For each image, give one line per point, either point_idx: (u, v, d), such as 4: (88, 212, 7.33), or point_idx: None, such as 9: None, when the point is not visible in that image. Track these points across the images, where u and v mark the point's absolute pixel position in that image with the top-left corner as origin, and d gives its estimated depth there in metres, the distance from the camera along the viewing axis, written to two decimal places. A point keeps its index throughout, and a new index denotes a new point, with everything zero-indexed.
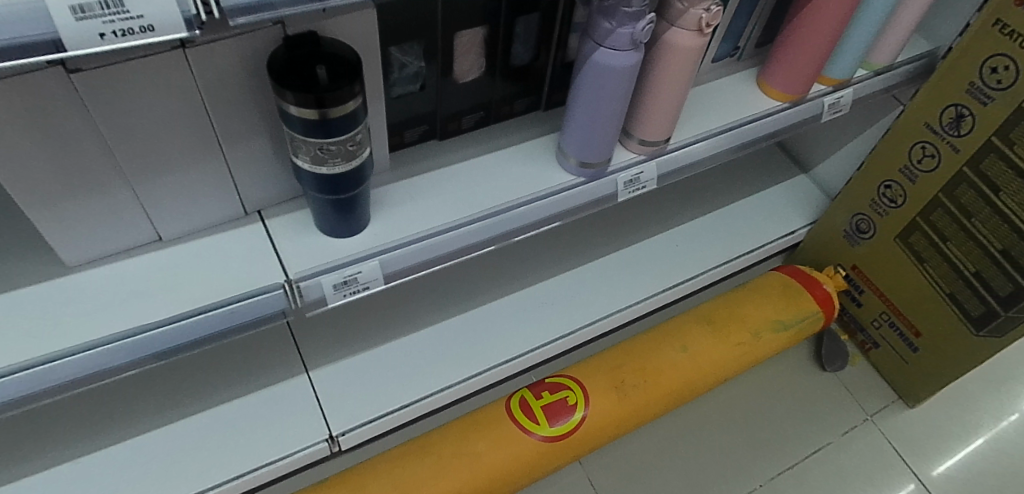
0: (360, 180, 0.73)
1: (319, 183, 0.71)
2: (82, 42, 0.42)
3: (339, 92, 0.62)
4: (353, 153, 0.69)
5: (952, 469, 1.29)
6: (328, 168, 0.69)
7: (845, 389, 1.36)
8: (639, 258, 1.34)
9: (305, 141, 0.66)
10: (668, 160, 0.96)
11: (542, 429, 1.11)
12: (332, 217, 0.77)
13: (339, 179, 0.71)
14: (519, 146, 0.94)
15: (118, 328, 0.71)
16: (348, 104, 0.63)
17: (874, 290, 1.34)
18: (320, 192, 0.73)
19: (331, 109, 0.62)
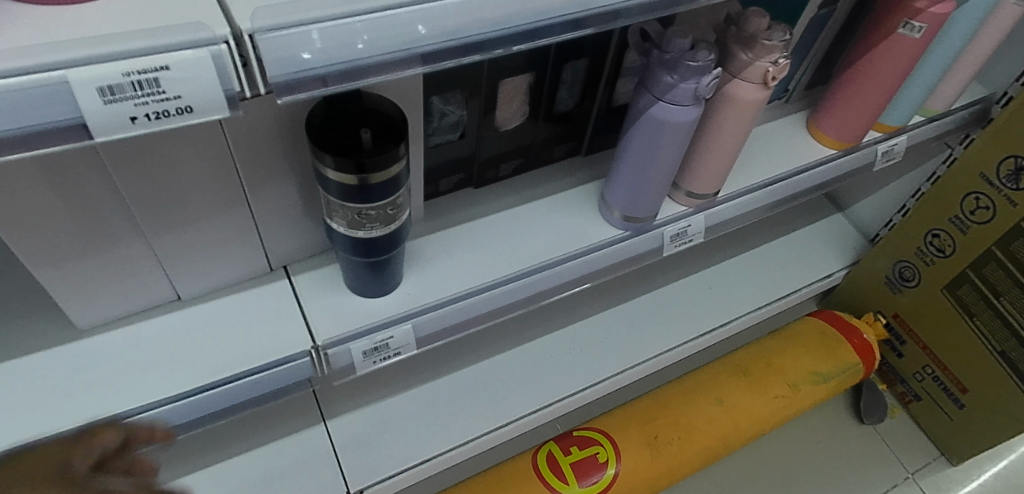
0: (398, 241, 0.68)
1: (353, 246, 0.66)
2: (111, 128, 0.37)
3: (383, 155, 0.56)
4: (393, 216, 0.64)
5: None
6: (364, 232, 0.64)
7: (884, 444, 1.31)
8: (671, 302, 1.28)
9: (342, 205, 0.60)
10: (717, 212, 0.90)
11: (570, 488, 1.05)
12: (365, 279, 0.72)
13: (376, 242, 0.65)
14: (559, 195, 0.88)
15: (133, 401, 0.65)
16: (391, 168, 0.57)
17: (917, 341, 1.28)
18: (354, 254, 0.67)
19: (372, 174, 0.57)
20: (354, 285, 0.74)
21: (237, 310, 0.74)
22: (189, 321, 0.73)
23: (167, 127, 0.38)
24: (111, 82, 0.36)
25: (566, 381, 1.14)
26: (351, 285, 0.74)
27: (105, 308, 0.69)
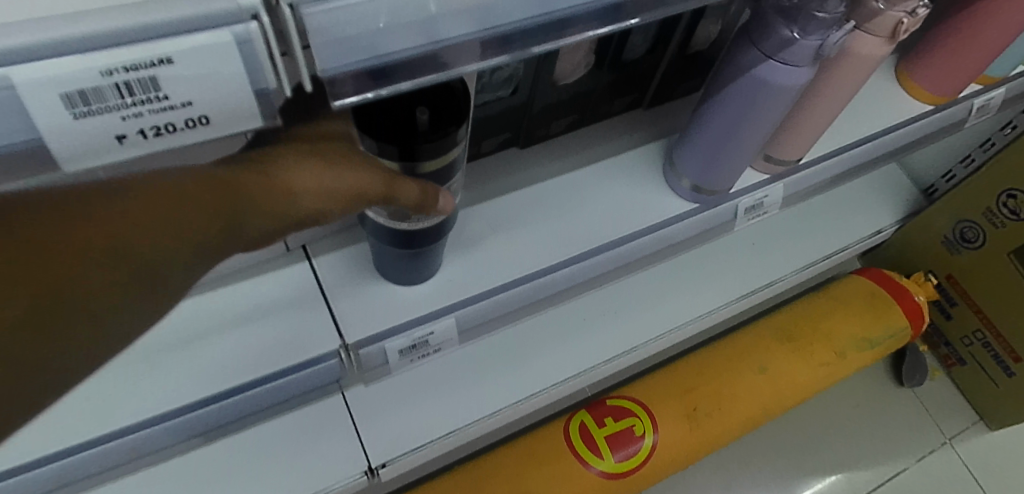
0: (444, 230, 0.56)
1: (393, 237, 0.54)
2: (95, 149, 0.28)
3: (444, 139, 0.44)
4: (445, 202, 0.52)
5: None
6: (410, 223, 0.52)
7: (923, 409, 1.25)
8: (718, 256, 1.16)
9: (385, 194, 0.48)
10: (796, 181, 0.78)
11: (602, 462, 0.98)
12: (402, 269, 0.61)
13: (422, 233, 0.54)
14: (618, 158, 0.76)
15: (148, 413, 0.57)
16: (449, 151, 0.46)
17: (970, 305, 1.20)
18: (393, 244, 0.56)
19: (427, 162, 0.45)
20: (386, 273, 0.63)
21: (255, 300, 0.64)
22: (199, 315, 0.62)
23: (171, 145, 0.30)
24: (86, 87, 0.26)
25: (605, 345, 1.02)
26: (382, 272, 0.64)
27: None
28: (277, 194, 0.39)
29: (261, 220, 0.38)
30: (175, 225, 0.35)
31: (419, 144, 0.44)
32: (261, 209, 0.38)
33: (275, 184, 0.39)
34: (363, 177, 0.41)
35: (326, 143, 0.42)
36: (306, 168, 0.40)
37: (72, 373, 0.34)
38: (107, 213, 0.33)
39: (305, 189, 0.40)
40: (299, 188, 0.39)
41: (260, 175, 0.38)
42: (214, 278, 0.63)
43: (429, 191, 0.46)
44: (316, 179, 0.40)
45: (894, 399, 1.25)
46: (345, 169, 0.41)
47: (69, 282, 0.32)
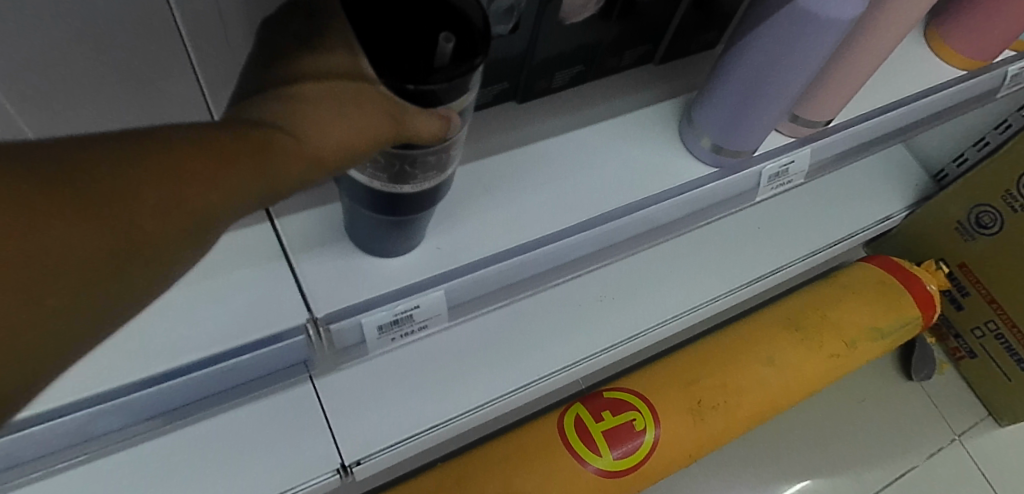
0: (439, 194, 0.47)
1: (376, 195, 0.44)
2: None
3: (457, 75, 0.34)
4: (450, 154, 0.42)
5: None
6: (410, 185, 0.43)
7: (932, 403, 1.18)
8: (721, 240, 1.08)
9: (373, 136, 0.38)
10: (824, 146, 0.70)
11: (599, 459, 0.89)
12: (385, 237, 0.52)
13: (415, 195, 0.44)
14: (628, 117, 0.67)
15: (78, 394, 0.48)
16: (459, 95, 0.36)
17: (983, 294, 1.13)
18: (377, 208, 0.46)
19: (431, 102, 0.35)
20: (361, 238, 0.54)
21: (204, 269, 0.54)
22: None
23: None
24: None
25: (602, 333, 0.93)
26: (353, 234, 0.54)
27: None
28: (298, 154, 0.34)
29: (288, 183, 0.34)
30: (208, 192, 0.31)
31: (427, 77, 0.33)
32: (286, 170, 0.33)
33: (294, 144, 0.34)
34: (370, 121, 0.34)
35: (333, 87, 0.34)
36: (319, 123, 0.34)
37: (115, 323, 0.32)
38: (137, 175, 0.30)
39: (321, 147, 0.34)
40: (317, 144, 0.34)
41: (278, 131, 0.33)
42: None
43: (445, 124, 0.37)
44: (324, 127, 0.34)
45: (902, 394, 1.18)
46: (363, 114, 0.34)
47: (118, 241, 0.29)
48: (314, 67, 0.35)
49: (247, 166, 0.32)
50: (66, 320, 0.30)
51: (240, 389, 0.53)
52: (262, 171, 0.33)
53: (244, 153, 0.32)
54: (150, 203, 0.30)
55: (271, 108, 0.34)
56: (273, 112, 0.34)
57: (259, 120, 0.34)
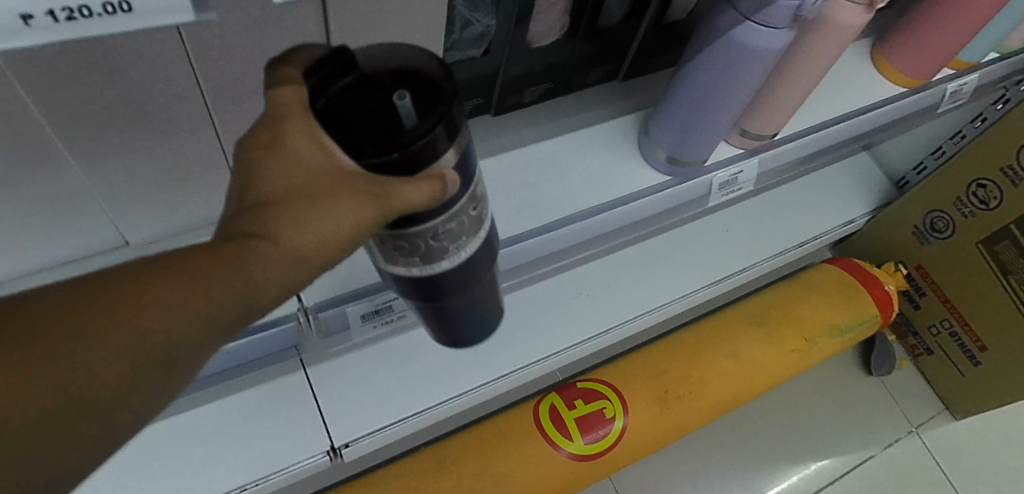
0: (482, 264, 0.50)
1: (427, 288, 0.48)
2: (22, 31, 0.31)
3: (429, 125, 0.34)
4: (474, 225, 0.45)
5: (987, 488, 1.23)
6: (449, 260, 0.45)
7: (890, 396, 1.26)
8: (690, 241, 1.15)
9: (394, 238, 0.41)
10: (771, 157, 0.77)
11: (572, 444, 0.96)
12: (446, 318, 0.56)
13: (461, 273, 0.47)
14: (592, 130, 0.75)
15: None
16: (439, 152, 0.35)
17: (938, 295, 1.20)
18: (431, 294, 0.48)
19: (419, 165, 0.35)
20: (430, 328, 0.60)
21: None
22: None
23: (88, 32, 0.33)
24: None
25: (575, 327, 1.00)
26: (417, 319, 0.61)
27: (30, 258, 0.55)
28: (282, 261, 0.32)
29: (283, 292, 0.33)
30: (176, 311, 0.31)
31: (403, 140, 0.34)
32: (278, 279, 0.32)
33: (275, 251, 0.32)
34: (353, 206, 0.33)
35: (308, 182, 0.33)
36: (298, 226, 0.32)
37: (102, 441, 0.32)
38: (124, 305, 0.30)
39: (309, 248, 0.33)
40: (302, 248, 0.32)
41: (256, 243, 0.32)
42: (164, 236, 0.61)
43: (434, 183, 0.35)
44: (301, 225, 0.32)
45: (863, 388, 1.25)
46: (344, 205, 0.33)
47: (129, 367, 0.31)
48: (280, 164, 0.33)
49: (232, 285, 0.31)
50: (73, 440, 0.31)
51: (240, 367, 0.61)
52: (249, 284, 0.32)
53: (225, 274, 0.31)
54: (145, 329, 0.30)
55: (242, 219, 0.33)
56: (246, 224, 0.32)
57: (229, 235, 0.32)
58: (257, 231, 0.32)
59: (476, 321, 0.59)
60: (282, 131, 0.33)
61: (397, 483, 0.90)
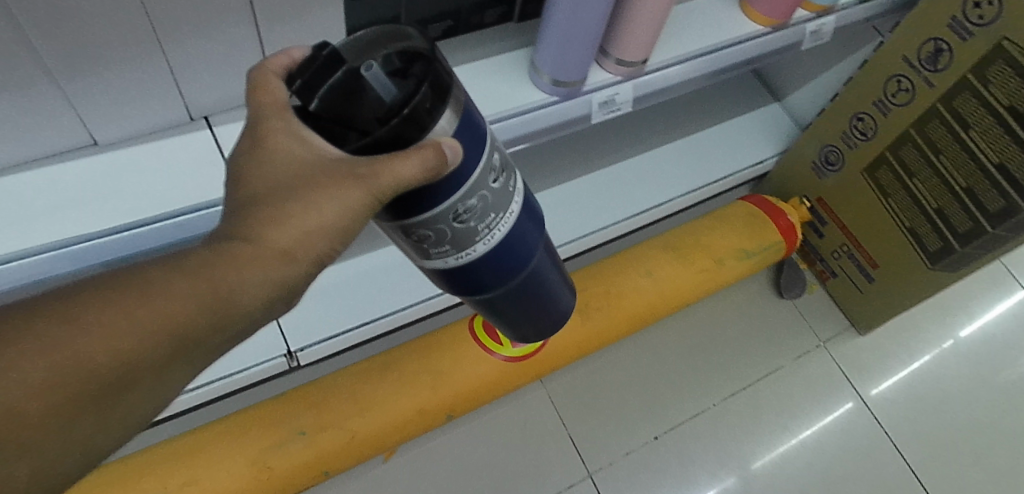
0: (510, 241, 0.62)
1: (468, 268, 0.61)
2: None
3: (414, 93, 0.45)
4: (495, 205, 0.58)
5: (894, 391, 1.36)
6: (476, 240, 0.58)
7: (799, 314, 1.40)
8: (609, 180, 1.30)
9: (424, 229, 0.55)
10: (644, 82, 0.93)
11: (505, 349, 1.10)
12: (498, 299, 0.69)
13: (490, 250, 0.60)
14: (489, 59, 0.89)
15: (57, 237, 0.66)
16: (428, 113, 0.46)
17: (836, 222, 1.35)
18: (473, 273, 0.62)
19: (411, 128, 0.46)
20: (492, 314, 0.74)
21: (156, 158, 0.73)
22: (101, 170, 0.71)
23: None
24: None
25: None
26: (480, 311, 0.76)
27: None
28: (262, 256, 0.47)
29: (277, 277, 0.48)
30: (189, 300, 0.45)
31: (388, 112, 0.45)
32: (255, 276, 0.47)
33: (254, 250, 0.47)
34: (347, 191, 0.46)
35: (310, 181, 0.46)
36: (284, 225, 0.47)
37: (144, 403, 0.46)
38: (144, 300, 0.43)
39: (287, 245, 0.47)
40: (279, 245, 0.47)
41: (240, 246, 0.47)
42: (121, 139, 0.72)
43: (427, 155, 0.46)
44: (291, 221, 0.47)
45: (775, 311, 1.40)
46: (317, 207, 0.47)
47: (140, 361, 0.44)
48: (287, 172, 0.47)
49: (207, 288, 0.45)
50: (122, 404, 0.45)
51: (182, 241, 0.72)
52: (218, 287, 0.46)
53: (197, 281, 0.45)
54: (142, 331, 0.43)
55: (239, 222, 0.47)
56: (241, 228, 0.47)
57: (241, 235, 0.47)
58: (243, 237, 0.47)
59: (524, 296, 0.72)
60: (273, 132, 0.47)
61: (344, 379, 1.04)
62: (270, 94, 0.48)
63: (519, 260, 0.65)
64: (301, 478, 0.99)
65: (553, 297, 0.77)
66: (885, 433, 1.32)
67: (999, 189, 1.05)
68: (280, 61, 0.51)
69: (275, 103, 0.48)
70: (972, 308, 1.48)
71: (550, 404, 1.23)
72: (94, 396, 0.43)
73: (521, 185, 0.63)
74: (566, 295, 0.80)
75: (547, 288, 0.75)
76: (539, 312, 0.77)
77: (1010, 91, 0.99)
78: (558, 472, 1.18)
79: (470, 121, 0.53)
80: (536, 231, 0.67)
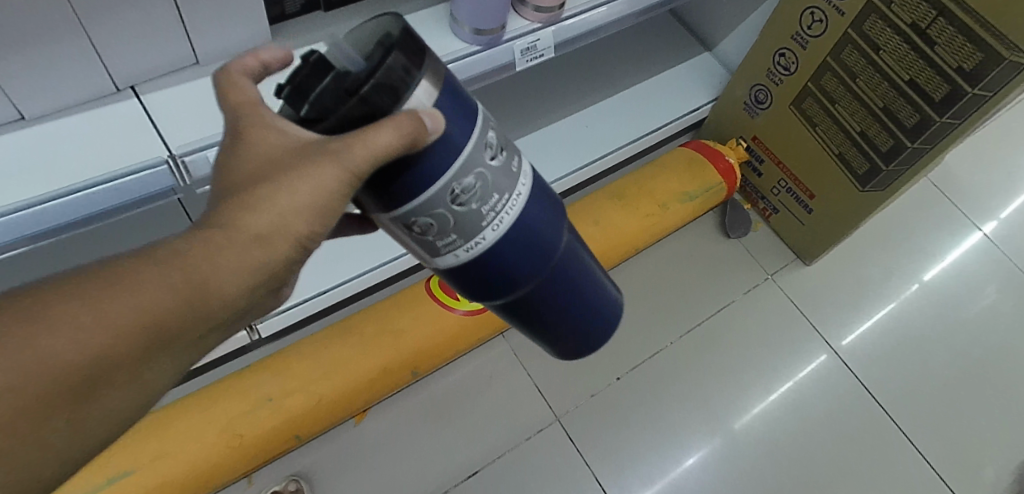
0: (528, 229, 0.58)
1: (484, 263, 0.58)
2: None
3: (383, 62, 0.47)
4: (500, 186, 0.55)
5: (863, 337, 1.43)
6: (483, 225, 0.55)
7: (747, 252, 1.50)
8: (551, 138, 1.35)
9: (422, 216, 0.53)
10: (564, 27, 0.96)
11: (463, 304, 1.14)
12: (529, 305, 0.65)
13: (504, 239, 0.57)
14: (411, 16, 0.93)
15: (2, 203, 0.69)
16: (401, 78, 0.48)
17: (772, 159, 1.42)
18: (493, 272, 0.59)
19: (382, 99, 0.48)
20: (536, 329, 0.69)
21: (90, 129, 0.75)
22: (36, 144, 0.73)
23: None
24: None
25: None
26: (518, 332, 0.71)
27: None
28: (236, 242, 0.49)
29: (255, 263, 0.51)
30: (158, 294, 0.47)
31: (356, 89, 0.47)
32: (229, 264, 0.50)
33: (226, 238, 0.49)
34: (320, 174, 0.48)
35: (284, 169, 0.49)
36: (261, 211, 0.50)
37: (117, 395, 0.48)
38: (112, 295, 0.46)
39: (265, 230, 0.50)
40: (256, 231, 0.50)
41: (216, 235, 0.49)
42: (52, 111, 0.75)
43: (403, 124, 0.47)
44: (263, 206, 0.50)
45: (722, 247, 1.50)
46: (294, 189, 0.50)
47: (113, 355, 0.46)
48: (262, 162, 0.50)
49: (180, 279, 0.48)
50: (97, 396, 0.47)
51: (126, 206, 0.75)
52: (190, 279, 0.48)
53: (169, 274, 0.48)
54: (111, 326, 0.45)
55: (218, 212, 0.50)
56: (218, 218, 0.50)
57: (217, 224, 0.50)
58: (219, 226, 0.50)
59: (564, 304, 0.67)
60: (252, 128, 0.52)
61: (308, 345, 1.09)
62: (242, 91, 0.54)
63: (544, 255, 0.61)
64: (275, 444, 1.04)
65: (597, 304, 0.71)
66: (868, 392, 1.37)
67: (913, 105, 1.10)
68: (251, 62, 0.57)
69: (259, 104, 0.53)
70: (911, 233, 1.56)
71: (513, 357, 1.32)
72: (74, 389, 0.45)
73: (534, 172, 0.60)
74: (614, 305, 0.74)
75: (589, 295, 0.70)
76: (586, 325, 0.71)
77: (911, 8, 1.02)
78: (526, 416, 1.26)
79: (450, 95, 0.52)
80: (561, 223, 0.63)
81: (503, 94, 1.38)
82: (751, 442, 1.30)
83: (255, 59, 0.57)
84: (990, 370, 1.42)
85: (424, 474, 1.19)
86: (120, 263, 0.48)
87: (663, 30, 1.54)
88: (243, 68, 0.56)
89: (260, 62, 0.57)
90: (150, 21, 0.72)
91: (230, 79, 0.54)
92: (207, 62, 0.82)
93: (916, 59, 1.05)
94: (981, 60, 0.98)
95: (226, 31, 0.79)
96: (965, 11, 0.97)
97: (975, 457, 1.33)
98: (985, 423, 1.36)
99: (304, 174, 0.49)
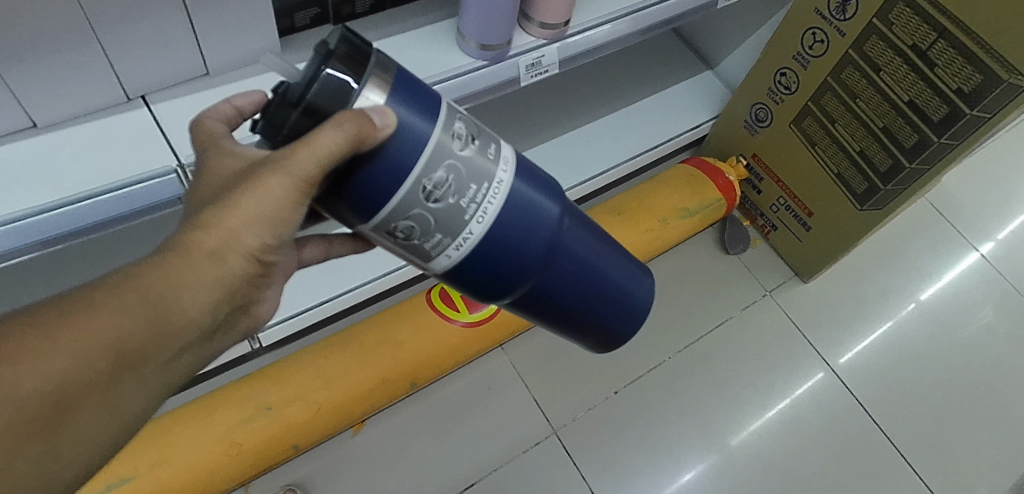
0: (517, 219, 0.58)
1: (477, 259, 0.58)
2: None
3: (321, 70, 0.50)
4: (475, 175, 0.55)
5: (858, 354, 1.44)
6: (466, 218, 0.56)
7: (745, 269, 1.52)
8: (553, 153, 1.36)
9: (402, 220, 0.54)
10: (568, 44, 0.98)
11: (463, 316, 1.15)
12: (537, 294, 0.65)
13: (491, 230, 0.57)
14: (418, 30, 0.94)
15: (9, 210, 0.70)
16: (342, 83, 0.50)
17: (772, 177, 1.43)
18: (490, 265, 0.59)
19: (325, 101, 0.50)
20: (555, 319, 0.69)
21: (98, 138, 0.77)
22: (43, 152, 0.74)
23: None
24: None
25: None
26: (539, 323, 0.71)
27: None
28: (190, 262, 0.51)
29: (207, 282, 0.52)
30: (119, 317, 0.48)
31: (301, 99, 0.50)
32: (185, 282, 0.51)
33: (184, 258, 0.51)
34: (270, 186, 0.51)
35: (237, 187, 0.52)
36: (210, 229, 0.52)
37: (90, 419, 0.48)
38: (73, 320, 0.47)
39: (214, 246, 0.52)
40: (207, 246, 0.52)
41: (172, 256, 0.51)
42: (63, 120, 0.76)
43: (344, 117, 0.48)
44: (217, 222, 0.52)
45: (722, 264, 1.51)
46: (241, 202, 0.52)
47: (80, 380, 0.47)
48: (223, 186, 0.54)
49: (137, 299, 0.49)
50: (70, 422, 0.47)
51: (133, 216, 0.75)
52: (148, 298, 0.50)
53: (125, 298, 0.49)
54: (72, 353, 0.46)
55: (175, 234, 0.53)
56: (178, 241, 0.52)
57: (178, 247, 0.52)
58: (174, 249, 0.52)
59: (574, 291, 0.67)
60: (218, 159, 0.56)
61: (306, 355, 1.09)
62: (209, 131, 0.59)
63: (540, 241, 0.61)
64: (271, 454, 1.05)
65: (613, 283, 0.70)
66: (863, 409, 1.38)
67: (913, 126, 1.11)
68: (224, 109, 0.63)
69: (227, 141, 0.58)
70: (908, 252, 1.58)
71: (511, 369, 1.32)
72: (43, 416, 0.46)
73: (515, 155, 0.59)
74: (634, 283, 0.73)
75: (602, 275, 0.69)
76: (602, 306, 0.71)
77: (913, 30, 1.03)
78: (522, 429, 1.26)
79: (407, 90, 0.53)
80: (556, 205, 0.62)
81: (506, 108, 1.39)
82: (744, 457, 1.30)
83: (229, 107, 0.63)
84: (986, 390, 1.42)
85: (418, 485, 1.19)
86: (83, 290, 0.49)
87: (665, 47, 1.56)
88: (219, 114, 0.62)
89: (234, 109, 0.63)
90: (164, 34, 0.74)
91: (203, 123, 0.60)
92: (217, 73, 0.83)
93: (916, 80, 1.06)
94: (979, 84, 0.99)
95: (235, 42, 0.80)
96: (965, 33, 0.98)
97: (967, 477, 1.33)
98: (980, 443, 1.37)
99: (254, 189, 0.52)
